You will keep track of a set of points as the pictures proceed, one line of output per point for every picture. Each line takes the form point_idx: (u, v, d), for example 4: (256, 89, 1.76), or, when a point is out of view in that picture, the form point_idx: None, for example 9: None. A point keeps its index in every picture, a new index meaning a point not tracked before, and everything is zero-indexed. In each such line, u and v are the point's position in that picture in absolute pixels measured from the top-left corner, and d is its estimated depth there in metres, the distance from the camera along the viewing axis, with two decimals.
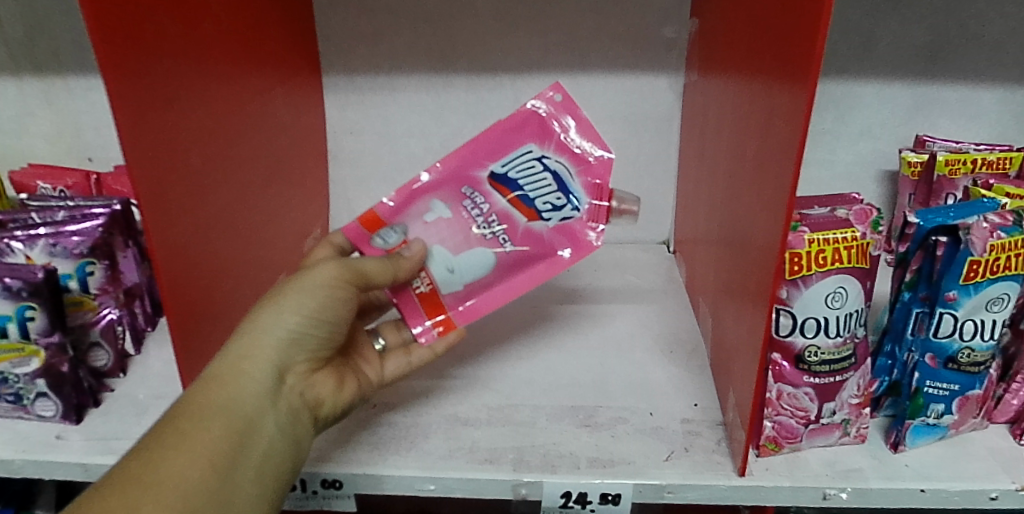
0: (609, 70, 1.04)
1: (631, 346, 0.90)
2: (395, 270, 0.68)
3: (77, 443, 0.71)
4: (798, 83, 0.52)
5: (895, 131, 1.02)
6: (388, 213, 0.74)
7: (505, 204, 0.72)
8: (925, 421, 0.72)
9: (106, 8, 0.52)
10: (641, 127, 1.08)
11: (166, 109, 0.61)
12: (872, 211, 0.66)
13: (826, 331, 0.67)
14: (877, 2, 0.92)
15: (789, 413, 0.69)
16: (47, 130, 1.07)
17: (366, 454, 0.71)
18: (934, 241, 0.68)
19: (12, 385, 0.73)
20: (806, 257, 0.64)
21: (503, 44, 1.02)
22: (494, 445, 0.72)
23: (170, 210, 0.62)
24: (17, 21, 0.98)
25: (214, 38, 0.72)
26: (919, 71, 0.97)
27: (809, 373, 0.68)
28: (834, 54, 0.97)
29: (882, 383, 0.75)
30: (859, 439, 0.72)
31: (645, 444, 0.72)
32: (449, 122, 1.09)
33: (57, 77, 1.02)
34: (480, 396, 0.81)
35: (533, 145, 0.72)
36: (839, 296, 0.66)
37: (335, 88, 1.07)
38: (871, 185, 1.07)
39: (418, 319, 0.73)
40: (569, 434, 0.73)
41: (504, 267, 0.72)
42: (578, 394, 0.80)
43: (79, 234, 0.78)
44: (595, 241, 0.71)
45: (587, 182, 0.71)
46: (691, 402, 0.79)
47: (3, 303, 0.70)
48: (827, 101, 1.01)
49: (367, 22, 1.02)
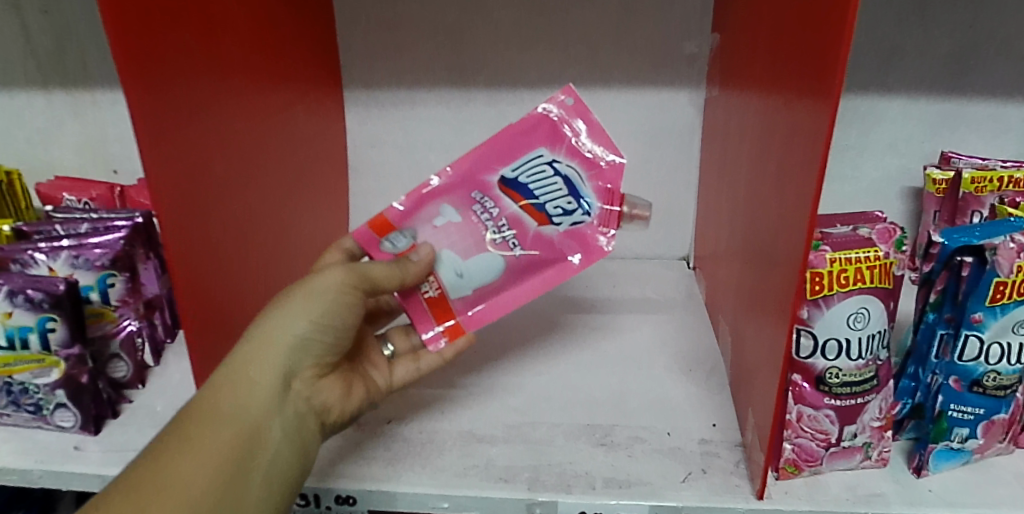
0: (630, 83, 1.03)
1: (649, 364, 0.89)
2: (402, 275, 0.68)
3: (96, 454, 0.71)
4: (821, 100, 0.51)
5: (921, 148, 1.01)
6: (398, 217, 0.74)
7: (517, 209, 0.72)
8: (949, 445, 0.70)
9: (130, 24, 0.53)
10: (662, 142, 1.08)
11: (189, 124, 0.62)
12: (895, 231, 0.65)
13: (847, 353, 0.66)
14: (900, 19, 0.92)
15: (809, 436, 0.68)
16: (74, 142, 1.09)
17: (379, 469, 0.70)
18: (959, 261, 0.66)
19: (33, 395, 0.74)
20: (827, 277, 0.63)
21: (524, 58, 1.02)
22: (510, 463, 0.71)
23: (191, 221, 0.63)
24: (47, 35, 1.00)
25: (236, 53, 0.73)
26: (945, 86, 0.96)
27: (830, 395, 0.67)
28: (859, 69, 0.96)
29: (904, 406, 0.73)
30: (880, 463, 0.71)
31: (662, 464, 0.71)
32: (468, 136, 1.09)
33: (84, 90, 1.04)
34: (496, 412, 0.80)
35: (544, 149, 0.71)
36: (861, 316, 0.65)
37: (357, 101, 1.08)
38: (895, 203, 1.05)
39: (427, 324, 0.73)
40: (585, 453, 0.72)
41: (514, 271, 0.72)
42: (596, 411, 0.80)
43: (101, 246, 0.79)
44: (605, 246, 0.71)
45: (598, 186, 0.71)
46: (710, 422, 0.78)
47: (26, 314, 0.71)
48: (850, 117, 1.00)
49: (389, 35, 1.02)
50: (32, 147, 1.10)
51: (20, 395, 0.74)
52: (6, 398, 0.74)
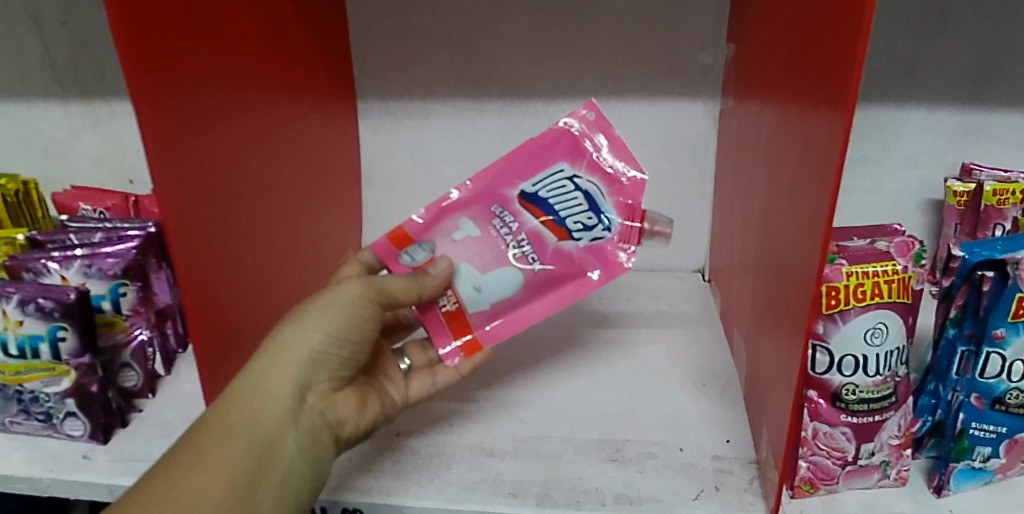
0: (644, 94, 1.03)
1: (662, 378, 0.88)
2: (419, 289, 0.67)
3: (104, 464, 0.71)
4: (835, 110, 0.50)
5: (941, 159, 0.99)
6: (417, 230, 0.74)
7: (536, 224, 0.71)
8: (971, 465, 0.68)
9: (140, 39, 0.53)
10: (676, 153, 1.07)
11: (201, 138, 0.63)
12: (914, 244, 0.63)
13: (865, 369, 0.64)
14: (917, 29, 0.90)
15: (825, 454, 0.66)
16: (91, 152, 1.10)
17: (388, 483, 0.70)
18: (980, 275, 0.64)
19: (43, 404, 0.74)
20: (843, 291, 0.62)
21: (537, 70, 1.02)
22: (519, 478, 0.70)
23: (200, 234, 0.63)
24: (65, 47, 1.02)
25: (248, 67, 0.74)
26: (966, 98, 0.94)
27: (847, 412, 0.65)
28: (878, 79, 0.95)
29: (925, 423, 0.71)
30: (899, 482, 0.69)
31: (674, 481, 0.69)
32: (481, 147, 1.09)
33: (101, 101, 1.05)
34: (506, 426, 0.79)
35: (565, 164, 0.70)
36: (879, 331, 0.63)
37: (370, 112, 1.09)
38: (915, 215, 1.04)
39: (445, 339, 0.72)
40: (595, 468, 0.71)
41: (533, 286, 0.71)
42: (608, 426, 0.78)
43: (114, 256, 0.80)
44: (626, 263, 0.70)
45: (618, 202, 0.70)
46: (723, 439, 0.76)
47: (37, 323, 0.71)
48: (868, 127, 0.98)
49: (402, 47, 1.03)
50: (51, 156, 1.11)
51: (30, 404, 0.74)
52: (17, 407, 0.75)
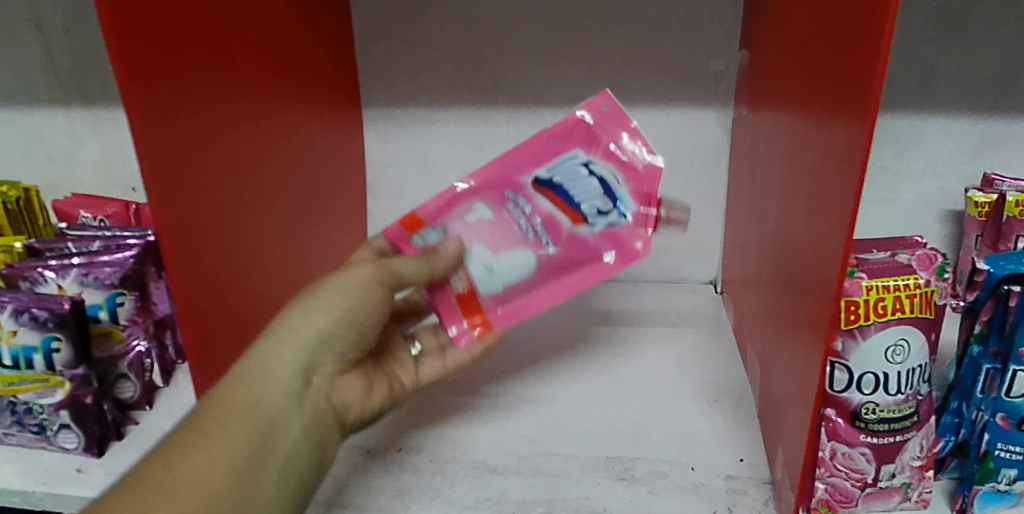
0: (654, 102, 1.01)
1: (673, 394, 0.85)
2: (431, 270, 0.66)
3: (98, 477, 0.70)
4: (856, 117, 0.48)
5: (962, 169, 0.96)
6: (430, 215, 0.72)
7: (551, 208, 0.69)
8: (995, 487, 0.64)
9: (135, 43, 0.53)
10: (687, 162, 1.04)
11: (200, 145, 0.62)
12: (937, 257, 0.62)
13: (885, 387, 0.61)
14: (937, 35, 0.88)
15: (844, 475, 0.63)
16: (95, 160, 1.09)
17: (390, 501, 0.68)
18: (1006, 290, 0.62)
19: (36, 415, 0.73)
20: (863, 306, 0.60)
21: (545, 76, 1.00)
22: (524, 497, 0.68)
23: (198, 242, 0.62)
24: (68, 53, 1.01)
25: (250, 74, 0.73)
26: (988, 105, 0.91)
27: (866, 432, 0.62)
28: (896, 86, 0.92)
29: (947, 443, 0.68)
30: (920, 505, 0.65)
31: (685, 501, 0.67)
32: (488, 155, 1.07)
33: (104, 108, 1.05)
34: (513, 442, 0.77)
35: (579, 151, 0.69)
36: (901, 349, 0.60)
37: (376, 120, 1.08)
38: (934, 226, 1.01)
39: (455, 320, 0.70)
40: (604, 488, 0.69)
41: (546, 268, 0.69)
42: (616, 443, 0.76)
43: (111, 264, 0.78)
44: (642, 249, 0.67)
45: (635, 189, 0.68)
46: (737, 457, 0.73)
47: (31, 333, 0.70)
48: (885, 136, 0.96)
49: (409, 53, 1.02)
50: (54, 163, 1.11)
51: (24, 415, 0.73)
52: (12, 418, 0.74)
